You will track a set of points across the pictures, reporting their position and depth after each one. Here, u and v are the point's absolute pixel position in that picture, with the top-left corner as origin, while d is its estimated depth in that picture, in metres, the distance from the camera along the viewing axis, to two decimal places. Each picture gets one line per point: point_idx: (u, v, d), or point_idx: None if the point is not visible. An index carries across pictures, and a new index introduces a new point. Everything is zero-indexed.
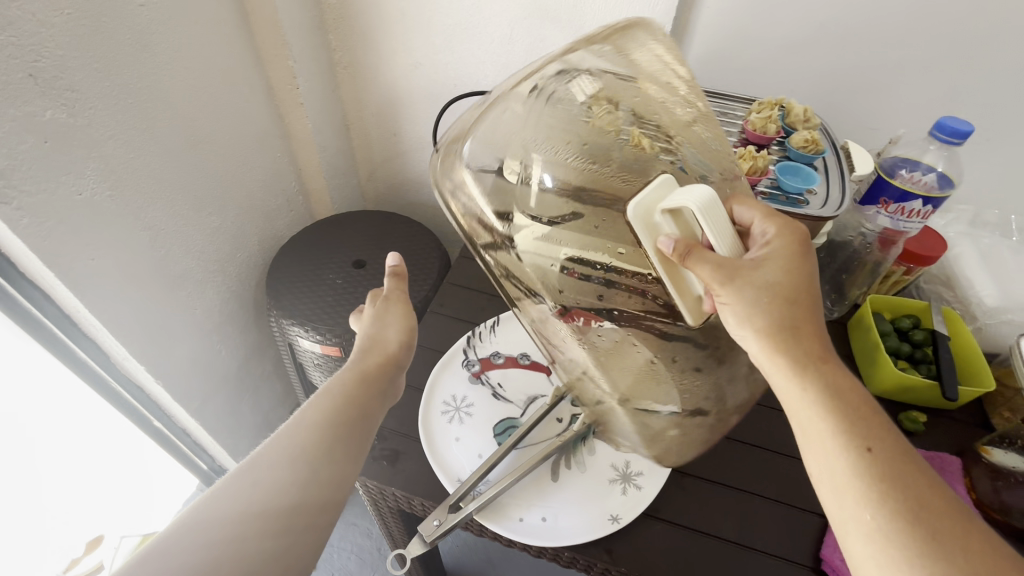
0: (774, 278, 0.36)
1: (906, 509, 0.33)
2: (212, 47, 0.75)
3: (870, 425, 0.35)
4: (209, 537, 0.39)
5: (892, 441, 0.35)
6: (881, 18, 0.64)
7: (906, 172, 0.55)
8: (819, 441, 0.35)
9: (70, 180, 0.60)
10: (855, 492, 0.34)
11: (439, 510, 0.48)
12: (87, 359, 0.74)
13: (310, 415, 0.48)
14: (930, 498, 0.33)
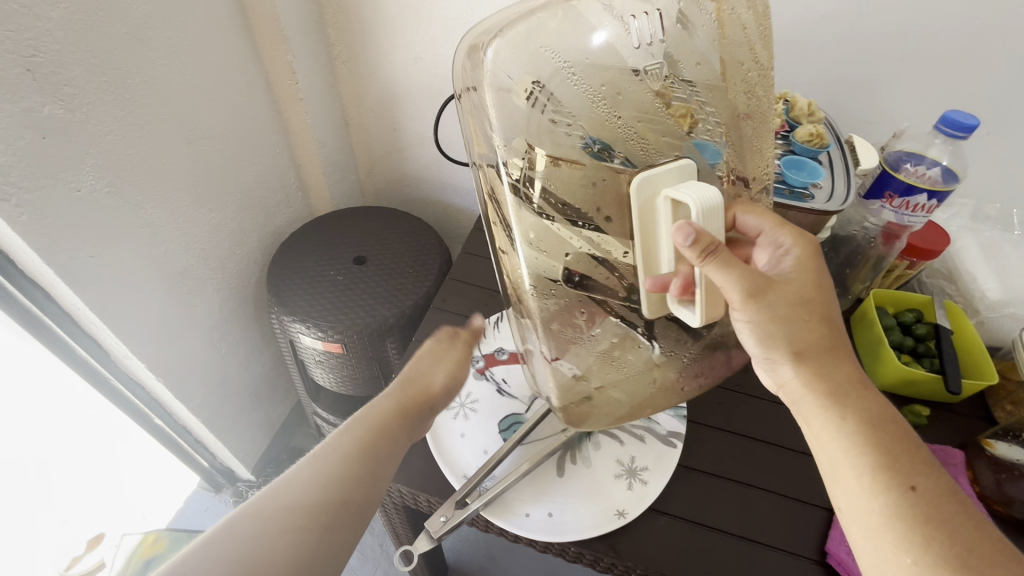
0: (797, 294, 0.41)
1: (951, 555, 0.34)
2: (210, 41, 0.74)
3: (909, 463, 0.37)
4: (255, 539, 0.38)
5: (915, 466, 0.38)
6: (885, 12, 0.64)
7: (911, 166, 0.55)
8: (853, 479, 0.38)
9: (68, 176, 0.59)
10: (895, 533, 0.36)
11: (445, 506, 0.48)
12: (88, 357, 0.73)
13: (355, 420, 0.47)
14: (978, 544, 0.34)
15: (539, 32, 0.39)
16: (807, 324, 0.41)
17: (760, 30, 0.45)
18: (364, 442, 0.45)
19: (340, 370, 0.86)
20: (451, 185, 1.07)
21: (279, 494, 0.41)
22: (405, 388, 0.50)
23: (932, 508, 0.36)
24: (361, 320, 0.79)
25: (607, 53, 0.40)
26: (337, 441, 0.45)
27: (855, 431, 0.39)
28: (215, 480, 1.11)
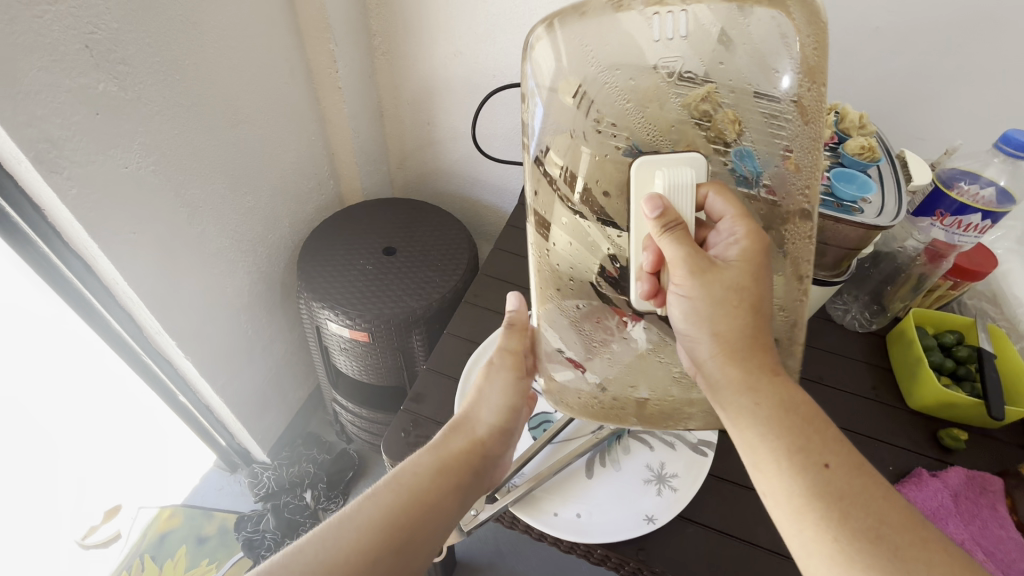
0: (739, 281, 0.39)
1: (866, 528, 0.35)
2: (258, 27, 0.75)
3: (820, 443, 0.38)
4: None
5: (849, 463, 0.37)
6: (942, 27, 0.63)
7: (965, 184, 0.54)
8: (771, 462, 0.38)
9: (118, 153, 0.60)
10: (811, 511, 0.36)
11: (477, 500, 0.50)
12: (121, 331, 0.75)
13: (407, 484, 0.45)
14: (889, 516, 0.35)
15: (580, 27, 0.42)
16: (731, 310, 0.39)
17: (812, 23, 0.40)
18: (405, 514, 0.43)
19: (363, 359, 0.87)
20: (482, 181, 1.07)
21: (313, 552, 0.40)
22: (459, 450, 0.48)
23: (844, 500, 0.36)
24: (388, 310, 0.80)
25: (637, 53, 0.42)
26: (381, 505, 0.43)
27: (768, 415, 0.38)
28: (232, 460, 1.12)
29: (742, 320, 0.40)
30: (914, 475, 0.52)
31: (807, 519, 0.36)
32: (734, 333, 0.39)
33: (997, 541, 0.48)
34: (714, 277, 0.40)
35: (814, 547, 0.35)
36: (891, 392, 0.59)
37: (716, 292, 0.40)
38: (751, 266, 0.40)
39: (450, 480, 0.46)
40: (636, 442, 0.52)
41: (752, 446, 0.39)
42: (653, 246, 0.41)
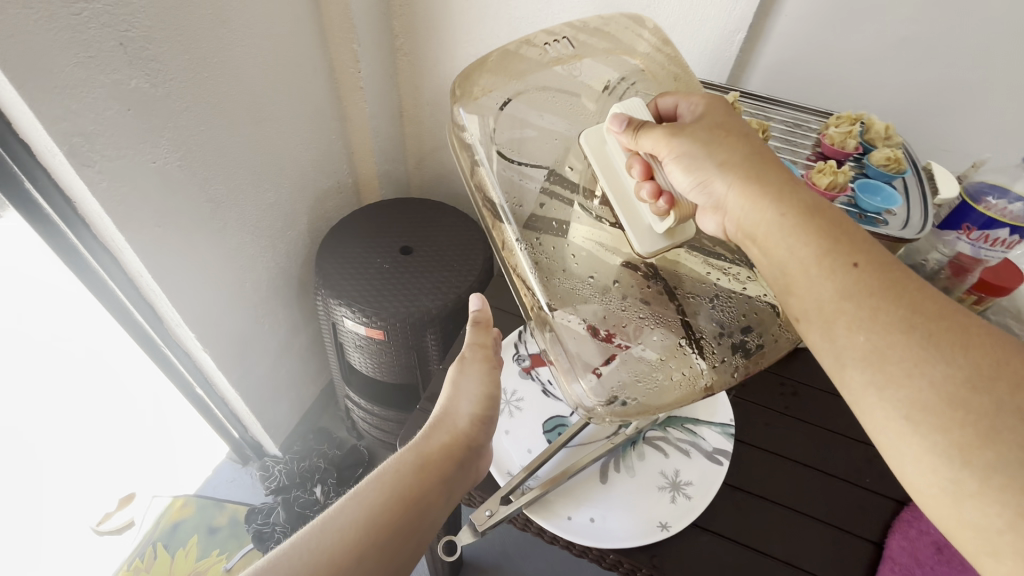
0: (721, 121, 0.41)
1: (902, 320, 0.32)
2: (283, 26, 0.76)
3: (857, 244, 0.34)
4: None
5: (886, 266, 0.33)
6: (972, 38, 0.62)
7: (992, 199, 0.53)
8: (818, 279, 0.33)
9: (146, 148, 0.61)
10: (845, 323, 0.32)
11: (490, 500, 0.49)
12: (143, 322, 0.76)
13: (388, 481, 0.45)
14: (926, 305, 0.32)
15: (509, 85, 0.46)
16: (726, 143, 0.39)
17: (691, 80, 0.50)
18: (390, 512, 0.43)
19: (377, 356, 0.87)
20: None
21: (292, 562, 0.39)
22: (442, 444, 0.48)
23: (896, 307, 0.32)
24: (404, 309, 0.81)
25: (572, 89, 0.47)
26: (364, 503, 0.43)
27: (802, 234, 0.35)
28: (244, 452, 1.14)
29: (741, 149, 0.39)
30: None
31: (863, 336, 0.31)
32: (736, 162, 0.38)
33: None
34: (702, 131, 0.40)
35: (851, 364, 0.32)
36: None
37: (710, 139, 0.40)
38: (724, 113, 0.42)
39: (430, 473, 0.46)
40: (651, 448, 0.52)
41: (776, 258, 0.35)
42: (639, 159, 0.41)
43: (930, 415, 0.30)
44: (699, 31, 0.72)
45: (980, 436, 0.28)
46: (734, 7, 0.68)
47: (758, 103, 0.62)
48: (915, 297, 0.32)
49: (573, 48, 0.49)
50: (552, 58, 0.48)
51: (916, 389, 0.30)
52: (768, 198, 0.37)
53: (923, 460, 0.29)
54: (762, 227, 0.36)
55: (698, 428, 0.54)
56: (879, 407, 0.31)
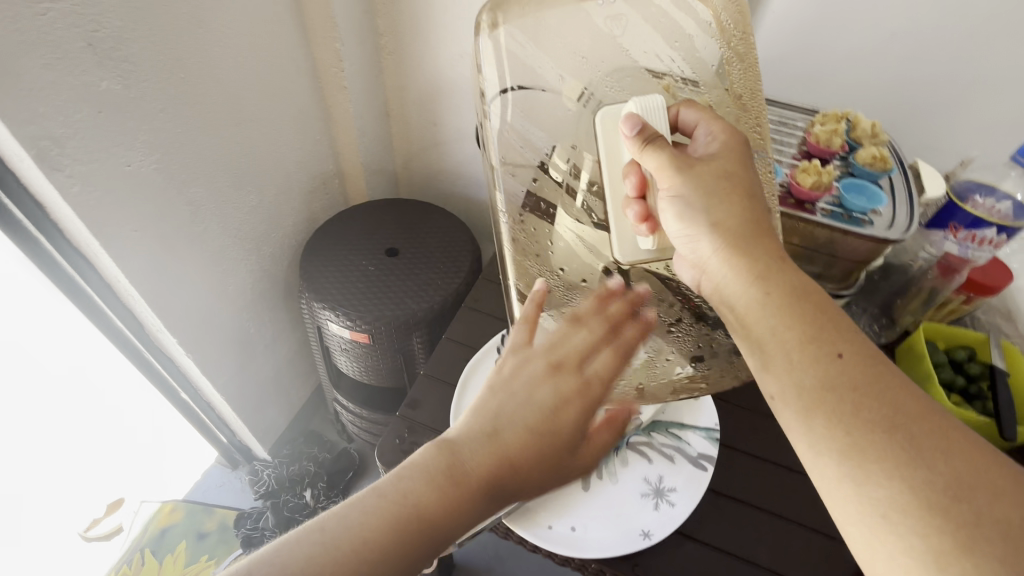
0: (727, 171, 0.41)
1: (882, 417, 0.34)
2: (264, 25, 0.74)
3: (843, 336, 0.36)
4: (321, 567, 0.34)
5: (870, 361, 0.36)
6: (960, 33, 0.61)
7: (980, 197, 0.53)
8: (804, 367, 0.36)
9: (120, 151, 0.60)
10: (825, 407, 0.34)
11: None
12: (123, 328, 0.75)
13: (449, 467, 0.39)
14: (907, 404, 0.34)
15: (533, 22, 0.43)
16: (725, 202, 0.40)
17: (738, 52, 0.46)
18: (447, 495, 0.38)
19: (364, 360, 0.86)
20: None
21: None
22: (473, 464, 0.38)
23: (876, 404, 0.34)
24: (390, 312, 0.80)
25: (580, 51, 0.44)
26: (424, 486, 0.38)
27: (791, 319, 0.37)
28: (233, 457, 1.13)
29: (739, 209, 0.40)
30: None
31: (844, 430, 0.34)
32: (730, 224, 0.40)
33: None
34: (705, 181, 0.40)
35: (830, 453, 0.34)
36: None
37: (710, 203, 0.40)
38: (733, 158, 0.41)
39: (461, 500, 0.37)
40: (634, 454, 0.51)
41: (753, 334, 0.38)
42: (636, 170, 0.42)
43: (906, 518, 0.31)
44: None
45: (954, 545, 0.30)
46: None
47: None
48: (897, 396, 0.34)
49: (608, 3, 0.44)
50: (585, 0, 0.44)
51: (894, 488, 0.32)
52: (762, 277, 0.38)
53: (896, 561, 0.31)
54: (755, 305, 0.38)
55: (682, 432, 0.53)
56: (855, 499, 0.33)
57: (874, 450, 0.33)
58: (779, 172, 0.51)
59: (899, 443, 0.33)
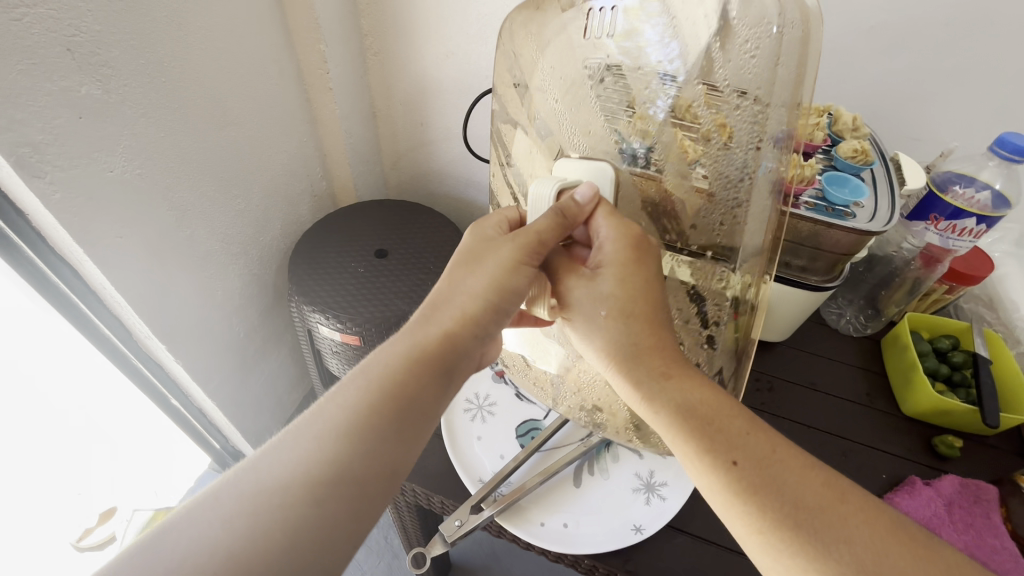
0: (609, 288, 0.38)
1: (786, 512, 0.33)
2: (246, 27, 0.74)
3: (736, 434, 0.35)
4: (236, 513, 0.36)
5: (768, 449, 0.35)
6: (938, 26, 0.62)
7: (959, 188, 0.53)
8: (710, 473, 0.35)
9: (102, 156, 0.59)
10: (740, 508, 0.34)
11: (460, 510, 0.47)
12: (110, 335, 0.74)
13: (364, 379, 0.41)
14: (806, 497, 0.33)
15: (532, 28, 0.42)
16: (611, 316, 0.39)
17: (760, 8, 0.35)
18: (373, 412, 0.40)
19: (355, 362, 0.86)
20: (476, 183, 1.07)
21: (266, 473, 0.38)
22: (382, 375, 0.41)
23: (774, 503, 0.33)
24: (379, 313, 0.79)
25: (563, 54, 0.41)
26: (344, 405, 0.40)
27: (682, 427, 0.36)
28: (226, 462, 1.12)
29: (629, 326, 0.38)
30: (906, 484, 0.51)
31: (751, 531, 0.33)
32: (615, 343, 0.39)
33: (992, 551, 0.47)
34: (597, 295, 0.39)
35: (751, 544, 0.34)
36: (885, 398, 0.58)
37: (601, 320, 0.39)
38: (621, 264, 0.37)
39: (410, 374, 0.41)
40: (625, 450, 0.52)
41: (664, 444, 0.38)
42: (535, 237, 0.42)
43: None
44: None
45: None
46: None
47: None
48: (794, 480, 0.34)
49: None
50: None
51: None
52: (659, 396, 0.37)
53: None
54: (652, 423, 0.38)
55: None
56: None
57: (778, 549, 0.32)
58: None
59: (804, 538, 0.32)
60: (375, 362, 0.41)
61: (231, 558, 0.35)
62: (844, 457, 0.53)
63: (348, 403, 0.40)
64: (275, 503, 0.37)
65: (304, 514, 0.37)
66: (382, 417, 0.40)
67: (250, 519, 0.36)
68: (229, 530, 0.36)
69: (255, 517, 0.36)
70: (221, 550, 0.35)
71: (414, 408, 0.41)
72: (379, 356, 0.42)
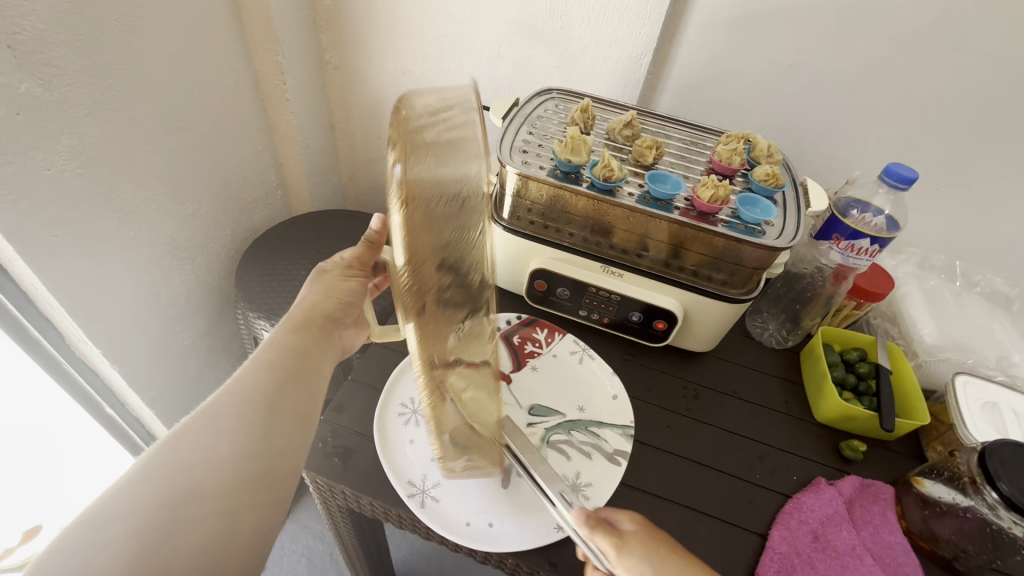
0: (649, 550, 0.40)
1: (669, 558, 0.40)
2: (201, 36, 0.75)
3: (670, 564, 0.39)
4: (193, 483, 0.40)
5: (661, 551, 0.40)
6: (844, 68, 0.69)
7: (858, 213, 0.59)
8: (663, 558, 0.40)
9: (40, 154, 0.58)
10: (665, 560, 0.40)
11: (548, 514, 0.48)
12: (40, 339, 0.70)
13: (272, 350, 0.49)
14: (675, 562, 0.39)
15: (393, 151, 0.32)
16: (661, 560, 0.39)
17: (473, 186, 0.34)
18: (283, 371, 0.48)
19: None
20: None
21: (188, 462, 0.41)
22: (271, 350, 0.50)
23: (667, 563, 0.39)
24: None
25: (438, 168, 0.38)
26: (261, 372, 0.47)
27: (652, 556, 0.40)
28: None
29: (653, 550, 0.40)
30: (813, 484, 0.54)
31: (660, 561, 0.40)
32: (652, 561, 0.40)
33: (886, 545, 0.50)
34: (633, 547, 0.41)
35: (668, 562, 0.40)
36: (800, 406, 0.62)
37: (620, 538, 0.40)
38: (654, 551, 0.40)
39: (300, 357, 0.50)
40: (554, 452, 0.53)
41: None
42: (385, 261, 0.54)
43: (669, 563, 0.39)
44: (610, 54, 0.76)
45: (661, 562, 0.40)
46: (641, 30, 0.72)
47: (658, 122, 0.67)
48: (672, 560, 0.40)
49: (434, 134, 0.32)
50: (423, 112, 0.33)
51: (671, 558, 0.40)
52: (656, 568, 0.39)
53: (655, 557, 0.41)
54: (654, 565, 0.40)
55: (601, 430, 0.56)
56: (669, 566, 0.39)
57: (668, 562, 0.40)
58: (682, 186, 0.55)
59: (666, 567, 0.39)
60: (273, 337, 0.50)
61: (199, 530, 0.38)
62: (760, 460, 0.56)
63: (252, 385, 0.46)
64: (217, 475, 0.40)
65: (249, 480, 0.41)
66: (291, 377, 0.48)
67: (210, 480, 0.40)
68: (179, 510, 0.38)
69: (202, 491, 0.39)
70: (185, 524, 0.38)
71: (314, 370, 0.51)
72: (263, 352, 0.50)
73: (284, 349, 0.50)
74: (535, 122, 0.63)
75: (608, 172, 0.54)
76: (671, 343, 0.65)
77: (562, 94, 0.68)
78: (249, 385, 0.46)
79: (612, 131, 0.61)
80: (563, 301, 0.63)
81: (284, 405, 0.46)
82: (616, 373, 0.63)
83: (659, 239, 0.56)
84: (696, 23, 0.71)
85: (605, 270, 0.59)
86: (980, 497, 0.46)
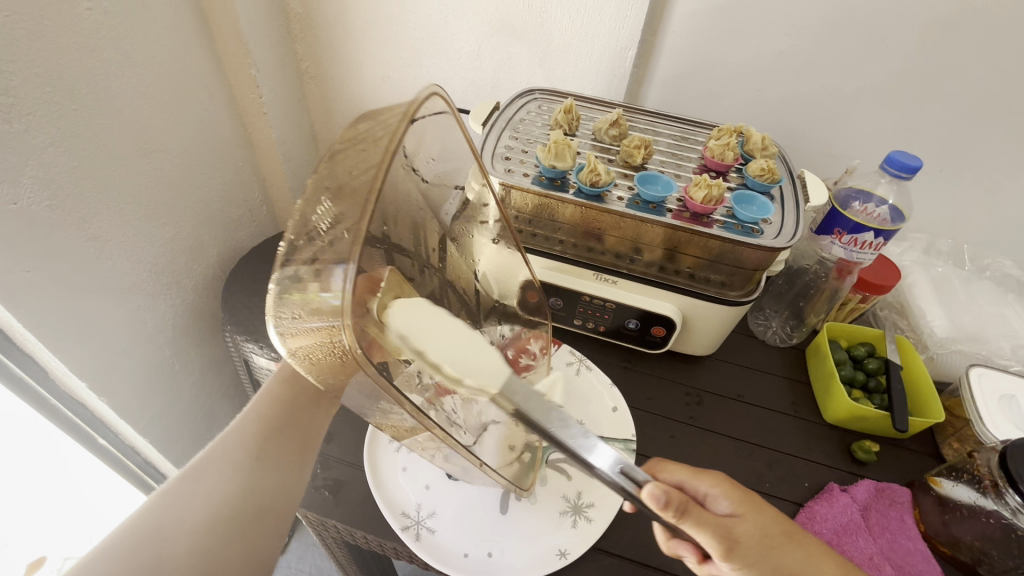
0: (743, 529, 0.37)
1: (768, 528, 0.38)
2: (168, 53, 0.73)
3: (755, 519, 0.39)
4: (179, 528, 0.42)
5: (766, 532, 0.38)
6: (838, 51, 0.66)
7: (860, 204, 0.57)
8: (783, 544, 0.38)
9: (4, 189, 0.56)
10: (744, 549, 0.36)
11: (560, 539, 0.46)
12: (24, 375, 0.68)
13: (273, 394, 0.48)
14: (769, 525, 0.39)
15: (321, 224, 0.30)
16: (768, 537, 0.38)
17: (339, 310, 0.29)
18: (273, 420, 0.48)
19: None
20: None
21: (180, 509, 0.43)
22: (264, 400, 0.48)
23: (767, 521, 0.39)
24: None
25: (405, 185, 0.37)
26: (256, 417, 0.47)
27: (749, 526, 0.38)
28: None
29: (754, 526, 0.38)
30: (825, 491, 0.52)
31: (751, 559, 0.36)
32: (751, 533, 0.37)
33: (906, 552, 0.48)
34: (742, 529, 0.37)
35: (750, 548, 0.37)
36: (808, 407, 0.60)
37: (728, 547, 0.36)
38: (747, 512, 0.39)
39: (295, 404, 0.49)
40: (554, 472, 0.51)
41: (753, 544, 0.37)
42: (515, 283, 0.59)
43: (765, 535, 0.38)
44: (593, 50, 0.74)
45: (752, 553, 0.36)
46: (624, 24, 0.69)
47: (646, 118, 0.64)
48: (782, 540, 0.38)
49: (342, 203, 0.30)
50: (353, 178, 0.30)
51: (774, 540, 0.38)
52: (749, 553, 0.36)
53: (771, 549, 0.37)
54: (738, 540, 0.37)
55: (601, 445, 0.53)
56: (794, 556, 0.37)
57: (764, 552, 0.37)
58: (674, 187, 0.53)
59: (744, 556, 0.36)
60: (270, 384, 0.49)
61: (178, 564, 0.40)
62: (768, 467, 0.54)
63: (244, 433, 0.47)
64: (204, 518, 0.43)
65: (231, 524, 0.43)
66: (285, 423, 0.48)
67: (193, 526, 0.42)
68: (164, 548, 0.41)
69: (190, 531, 0.42)
70: (166, 562, 0.40)
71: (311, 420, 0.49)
72: (259, 397, 0.48)
73: (278, 395, 0.48)
74: (518, 126, 0.60)
75: (595, 176, 0.51)
76: (671, 347, 0.62)
77: (545, 94, 0.65)
78: (243, 432, 0.47)
79: (598, 131, 0.59)
80: (556, 310, 0.61)
81: (274, 448, 0.47)
82: (615, 383, 0.61)
83: (652, 243, 0.53)
84: (680, 14, 0.69)
85: (597, 277, 0.57)
86: (1003, 501, 0.45)
